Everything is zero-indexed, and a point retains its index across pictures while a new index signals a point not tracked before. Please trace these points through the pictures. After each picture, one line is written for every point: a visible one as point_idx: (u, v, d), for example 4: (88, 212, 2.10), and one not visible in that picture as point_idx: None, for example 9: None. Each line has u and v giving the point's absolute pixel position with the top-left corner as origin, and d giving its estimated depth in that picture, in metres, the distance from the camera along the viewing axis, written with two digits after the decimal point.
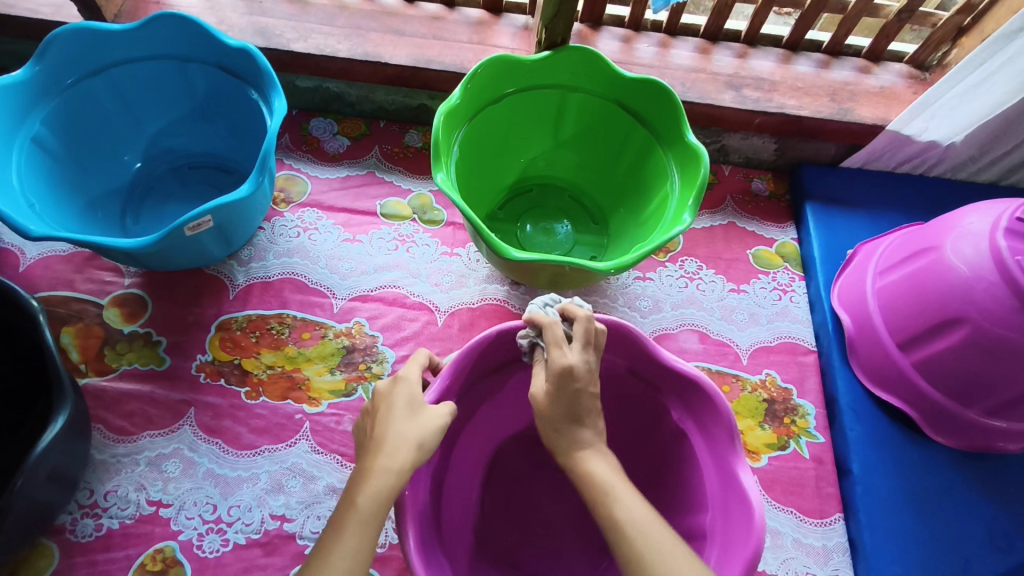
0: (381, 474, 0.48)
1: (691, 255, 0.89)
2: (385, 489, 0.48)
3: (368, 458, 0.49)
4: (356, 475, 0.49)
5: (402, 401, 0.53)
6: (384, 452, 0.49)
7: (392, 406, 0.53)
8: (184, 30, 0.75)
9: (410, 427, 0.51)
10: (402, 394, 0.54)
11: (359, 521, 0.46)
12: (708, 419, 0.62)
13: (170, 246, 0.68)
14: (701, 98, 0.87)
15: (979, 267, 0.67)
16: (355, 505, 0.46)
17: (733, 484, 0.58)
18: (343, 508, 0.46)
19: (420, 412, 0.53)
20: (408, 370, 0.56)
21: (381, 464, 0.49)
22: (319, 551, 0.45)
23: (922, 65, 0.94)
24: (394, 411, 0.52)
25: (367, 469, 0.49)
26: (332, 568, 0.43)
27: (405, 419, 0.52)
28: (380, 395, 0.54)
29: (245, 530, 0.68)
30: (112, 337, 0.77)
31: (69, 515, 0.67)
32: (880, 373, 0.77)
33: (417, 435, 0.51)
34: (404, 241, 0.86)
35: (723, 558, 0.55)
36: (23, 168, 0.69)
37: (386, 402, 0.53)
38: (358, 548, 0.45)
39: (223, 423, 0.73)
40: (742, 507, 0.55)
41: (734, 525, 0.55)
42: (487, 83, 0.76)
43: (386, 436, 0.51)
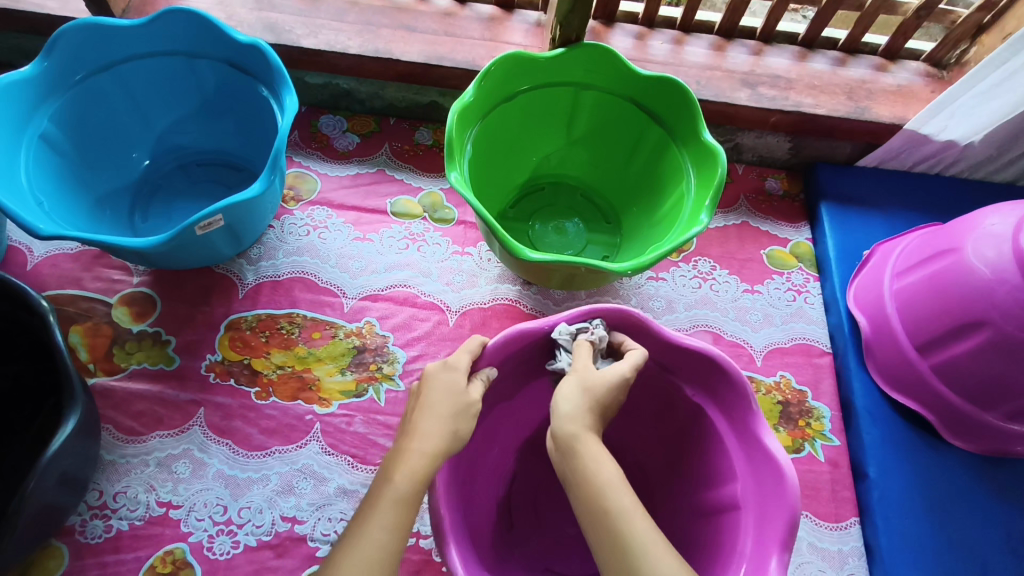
0: (417, 454, 0.51)
1: (704, 255, 0.88)
2: (420, 470, 0.50)
3: (405, 438, 0.53)
4: (395, 452, 0.52)
5: (444, 386, 0.56)
6: (421, 431, 0.53)
7: (433, 392, 0.55)
8: (194, 25, 0.74)
9: (442, 413, 0.54)
10: (446, 380, 0.57)
11: (394, 498, 0.49)
12: (728, 395, 0.62)
13: (181, 245, 0.67)
14: (716, 96, 0.86)
15: (1000, 269, 0.66)
16: (392, 480, 0.49)
17: (757, 449, 0.59)
18: (381, 483, 0.50)
19: (461, 401, 0.56)
20: (456, 358, 0.58)
21: (418, 445, 0.52)
22: (358, 522, 0.48)
23: (940, 63, 0.93)
24: (433, 395, 0.55)
25: (404, 448, 0.52)
26: (369, 535, 0.46)
27: (444, 405, 0.55)
28: (425, 377, 0.57)
29: (256, 532, 0.67)
30: (120, 336, 0.76)
31: (78, 516, 0.66)
32: (897, 376, 0.76)
33: (452, 424, 0.54)
34: (414, 239, 0.86)
35: (760, 530, 0.56)
36: (31, 166, 0.69)
37: (430, 384, 0.56)
38: (394, 524, 0.47)
39: (233, 423, 0.72)
40: (776, 473, 0.56)
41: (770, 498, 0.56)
42: (501, 81, 0.75)
43: (424, 417, 0.54)
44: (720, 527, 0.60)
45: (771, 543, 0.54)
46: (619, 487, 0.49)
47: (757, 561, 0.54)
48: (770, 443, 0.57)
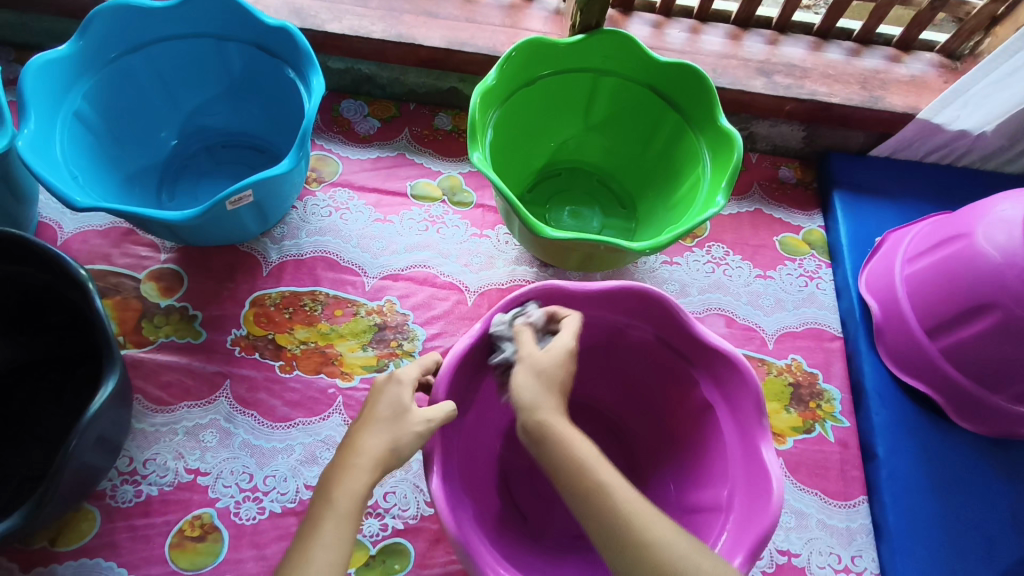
0: (356, 473, 0.50)
1: (718, 241, 0.89)
2: (360, 489, 0.50)
3: (345, 456, 0.52)
4: (334, 469, 0.51)
5: (390, 401, 0.54)
6: (360, 450, 0.51)
7: (378, 405, 0.54)
8: (224, 8, 0.76)
9: (383, 427, 0.52)
10: (391, 395, 0.54)
11: (335, 515, 0.48)
12: (736, 393, 0.62)
13: (211, 220, 0.69)
14: (732, 84, 0.88)
15: (1010, 254, 0.67)
16: (330, 501, 0.49)
17: (700, 345, 0.64)
18: (321, 505, 0.49)
19: (402, 415, 0.53)
20: (404, 371, 0.56)
21: (357, 463, 0.51)
22: (300, 544, 0.48)
23: (953, 55, 0.94)
24: (378, 410, 0.54)
25: (342, 466, 0.51)
26: (313, 564, 0.46)
27: (386, 421, 0.53)
28: (375, 388, 0.55)
29: (281, 499, 0.69)
30: (149, 310, 0.78)
31: (110, 481, 0.68)
32: (907, 359, 0.77)
33: (391, 440, 0.52)
34: (434, 222, 0.87)
35: (740, 415, 0.62)
36: (66, 141, 0.71)
37: (376, 396, 0.54)
38: (336, 542, 0.47)
39: (258, 395, 0.74)
40: (727, 362, 0.62)
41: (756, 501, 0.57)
42: (523, 65, 0.76)
43: (366, 434, 0.52)
44: (706, 428, 0.66)
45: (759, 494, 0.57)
46: (598, 464, 0.50)
47: (750, 443, 0.60)
48: (710, 338, 0.62)
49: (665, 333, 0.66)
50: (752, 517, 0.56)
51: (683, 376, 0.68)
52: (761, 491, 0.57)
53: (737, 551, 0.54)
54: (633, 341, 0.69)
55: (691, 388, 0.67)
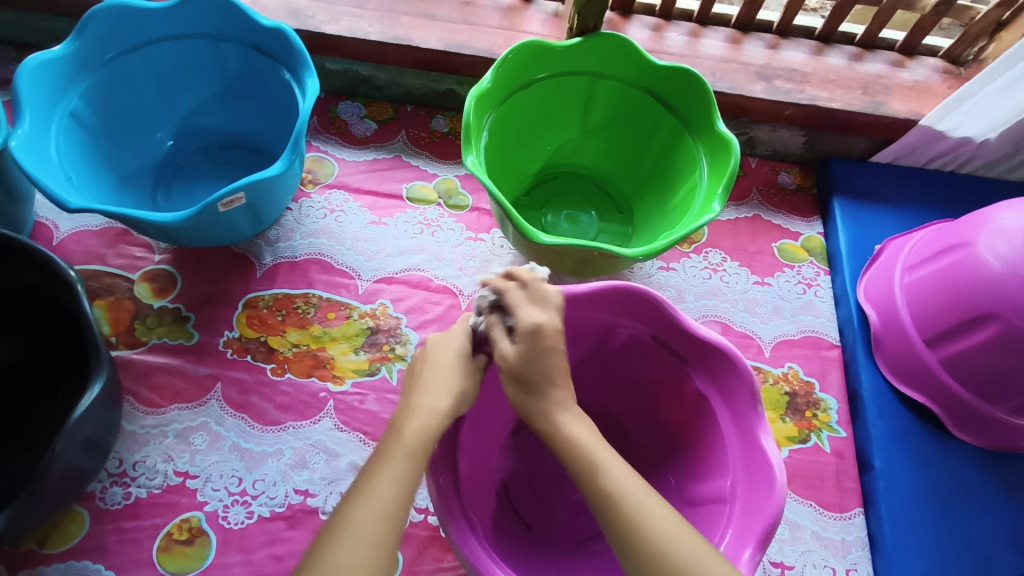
0: (426, 411, 0.52)
1: (716, 247, 0.88)
2: (429, 427, 0.51)
3: (414, 398, 0.53)
4: (403, 411, 0.53)
5: (454, 349, 0.57)
6: (431, 391, 0.53)
7: (439, 351, 0.56)
8: (219, 9, 0.76)
9: (450, 372, 0.55)
10: (447, 344, 0.57)
11: (404, 454, 0.49)
12: (731, 388, 0.62)
13: (204, 222, 0.68)
14: (731, 88, 0.87)
15: (1013, 264, 0.66)
16: (401, 438, 0.50)
17: (690, 338, 0.63)
18: (389, 442, 0.50)
19: (466, 362, 0.56)
20: (458, 325, 0.59)
21: (426, 404, 0.52)
22: (365, 475, 0.48)
23: (957, 60, 0.92)
24: (443, 356, 0.56)
25: (411, 405, 0.53)
26: (376, 488, 0.47)
27: (450, 367, 0.55)
28: (430, 340, 0.58)
29: (270, 503, 0.69)
30: (142, 311, 0.78)
31: (99, 482, 0.68)
32: (906, 369, 0.76)
33: (458, 383, 0.54)
34: (429, 225, 0.87)
35: (735, 405, 0.61)
36: (61, 142, 0.71)
37: (437, 344, 0.57)
38: (401, 477, 0.48)
39: (249, 398, 0.74)
40: (719, 354, 0.61)
41: (759, 494, 0.56)
42: (519, 68, 0.76)
43: (433, 378, 0.54)
44: (704, 424, 0.65)
45: (764, 486, 0.56)
46: (600, 455, 0.51)
47: (748, 432, 0.60)
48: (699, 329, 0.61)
49: (659, 332, 0.65)
50: (755, 510, 0.56)
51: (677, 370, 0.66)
52: (762, 482, 0.56)
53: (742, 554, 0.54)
54: (624, 339, 0.68)
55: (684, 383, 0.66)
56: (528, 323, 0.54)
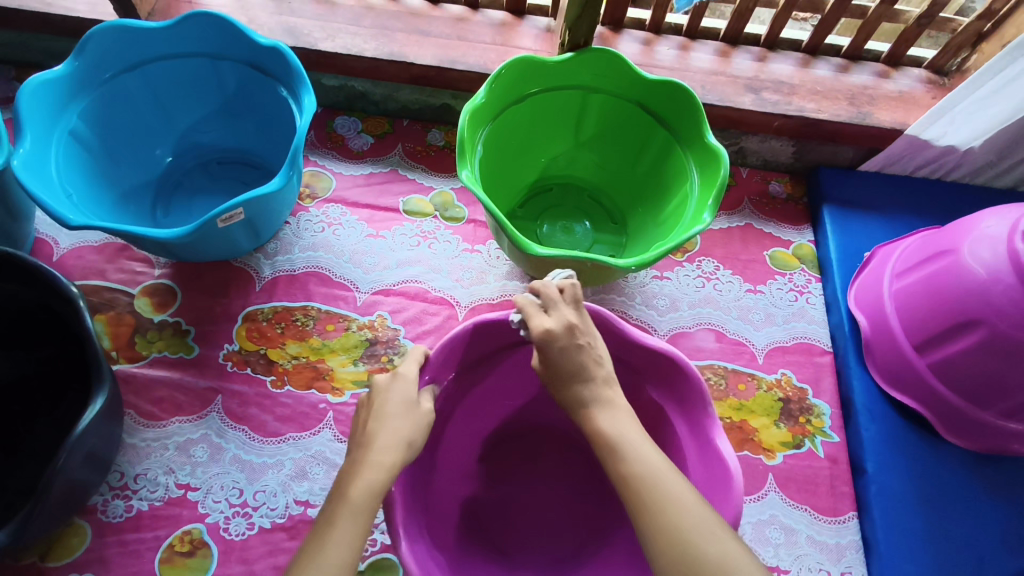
0: (374, 467, 0.51)
1: (708, 256, 0.90)
2: (378, 483, 0.50)
3: (362, 452, 0.52)
4: (350, 465, 0.52)
5: (399, 399, 0.56)
6: (378, 446, 0.52)
7: (388, 400, 0.55)
8: (217, 28, 0.78)
9: (399, 423, 0.54)
10: (395, 392, 0.56)
11: (352, 513, 0.48)
12: (686, 396, 0.63)
13: (203, 237, 0.69)
14: (720, 100, 0.88)
15: (997, 270, 0.67)
16: (349, 497, 0.49)
17: (645, 352, 0.64)
18: (336, 502, 0.49)
19: (412, 411, 0.56)
20: (406, 367, 0.58)
21: (375, 458, 0.51)
22: (316, 537, 0.47)
23: (941, 70, 0.95)
24: (389, 408, 0.55)
25: (360, 462, 0.51)
26: (331, 552, 0.46)
27: (398, 416, 0.55)
28: (375, 388, 0.57)
29: (270, 514, 0.69)
30: (142, 325, 0.79)
31: (101, 496, 0.69)
32: (896, 374, 0.77)
33: (408, 434, 0.54)
34: (425, 237, 0.88)
35: (691, 411, 0.63)
36: (61, 161, 0.72)
37: (384, 397, 0.56)
38: (354, 536, 0.47)
39: (249, 410, 0.75)
40: (672, 363, 0.63)
41: (716, 498, 0.57)
42: (511, 83, 0.77)
43: (380, 432, 0.53)
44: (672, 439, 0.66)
45: (719, 489, 0.57)
46: (630, 445, 0.51)
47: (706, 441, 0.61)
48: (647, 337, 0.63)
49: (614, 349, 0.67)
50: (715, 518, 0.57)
51: (639, 384, 0.69)
52: (720, 483, 0.57)
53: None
54: None
55: (646, 396, 0.68)
56: (539, 330, 0.55)
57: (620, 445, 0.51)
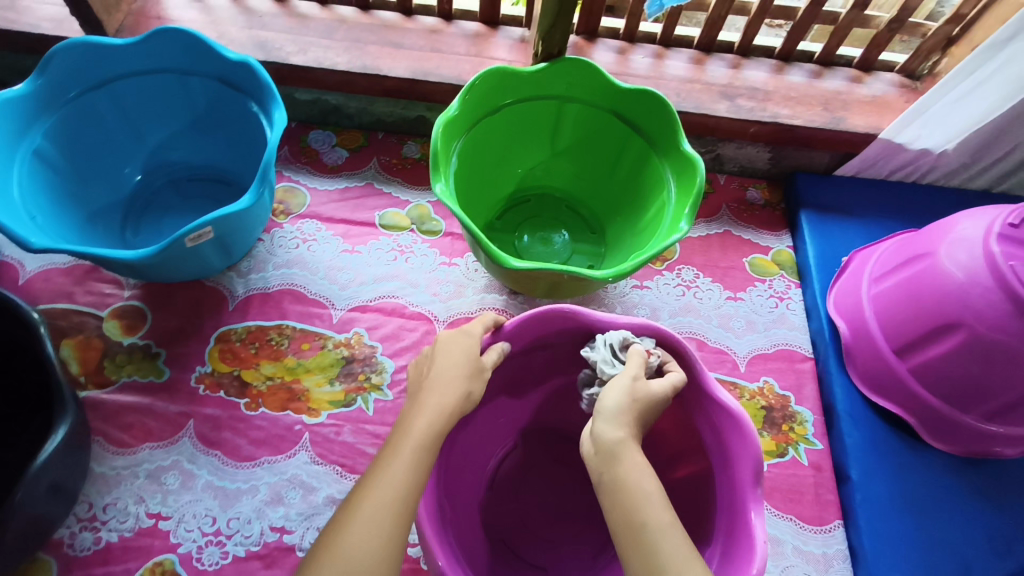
0: (436, 409, 0.53)
1: (688, 264, 0.89)
2: (441, 426, 0.53)
3: (426, 395, 0.54)
4: (413, 407, 0.54)
5: (463, 350, 0.58)
6: (442, 391, 0.55)
7: (450, 352, 0.58)
8: (184, 44, 0.76)
9: (457, 374, 0.56)
10: (461, 344, 0.59)
11: (415, 446, 0.51)
12: (663, 354, 0.64)
13: (171, 258, 0.68)
14: (696, 108, 0.88)
15: (974, 273, 0.67)
16: (411, 432, 0.52)
17: (629, 334, 0.65)
18: (402, 433, 0.52)
19: (472, 365, 0.58)
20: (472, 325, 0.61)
21: (440, 404, 0.54)
22: (377, 463, 0.50)
23: (913, 74, 0.95)
24: (451, 360, 0.57)
25: (421, 403, 0.54)
26: (391, 476, 0.48)
27: (459, 368, 0.57)
28: (439, 341, 0.59)
29: (245, 542, 0.67)
30: (111, 349, 0.77)
31: (68, 528, 0.66)
32: (877, 379, 0.77)
33: (469, 386, 0.56)
34: (402, 251, 0.87)
35: (674, 368, 0.65)
36: (25, 181, 0.70)
37: (445, 348, 0.58)
38: (413, 465, 0.49)
39: (222, 434, 0.73)
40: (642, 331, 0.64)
41: (733, 444, 0.59)
42: (486, 95, 0.76)
43: (444, 379, 0.56)
44: (681, 417, 0.67)
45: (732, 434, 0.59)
46: (653, 501, 0.49)
47: (710, 413, 0.62)
48: (628, 321, 0.64)
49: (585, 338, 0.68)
50: (737, 464, 0.59)
51: None
52: (732, 430, 0.59)
53: (750, 540, 0.54)
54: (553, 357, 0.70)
55: None
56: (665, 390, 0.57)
57: (642, 496, 0.49)
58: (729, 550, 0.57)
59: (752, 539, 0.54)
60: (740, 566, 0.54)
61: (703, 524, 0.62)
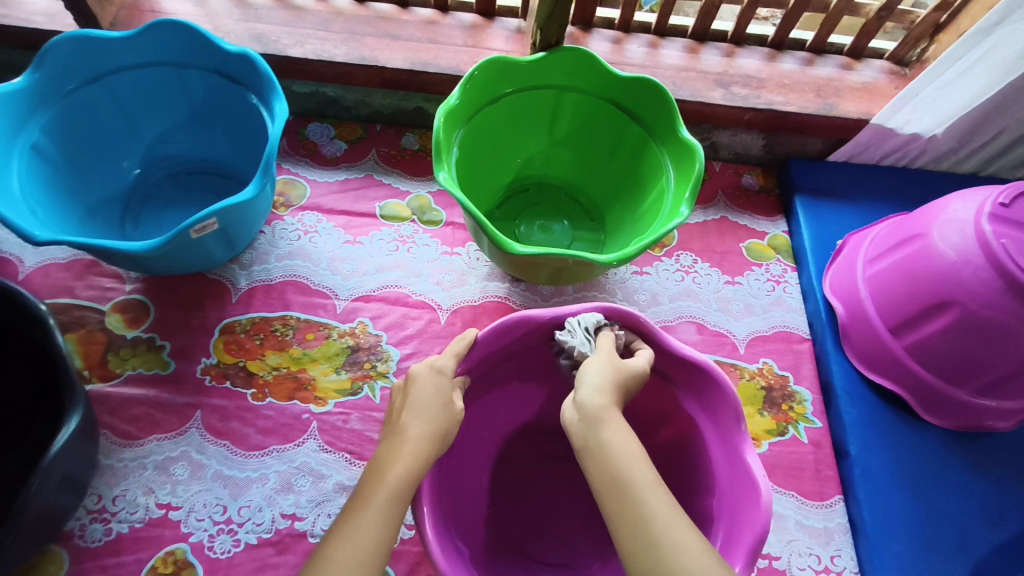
0: (406, 456, 0.51)
1: (686, 250, 0.91)
2: (414, 471, 0.50)
3: (396, 440, 0.52)
4: (383, 453, 0.52)
5: (433, 391, 0.56)
6: (410, 438, 0.52)
7: (421, 392, 0.55)
8: (183, 36, 0.76)
9: (432, 417, 0.54)
10: (432, 383, 0.56)
11: (389, 496, 0.48)
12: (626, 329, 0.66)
13: (176, 249, 0.68)
14: (692, 96, 0.90)
15: (966, 252, 0.69)
16: (384, 481, 0.49)
17: (595, 318, 0.66)
18: (374, 482, 0.49)
19: (446, 406, 0.56)
20: (444, 361, 0.58)
21: (410, 450, 0.51)
22: (346, 516, 0.47)
23: (902, 61, 0.97)
24: (420, 398, 0.55)
25: (392, 449, 0.52)
26: (362, 529, 0.46)
27: (428, 412, 0.54)
28: (413, 376, 0.57)
29: (257, 530, 0.68)
30: (115, 342, 0.77)
31: (77, 520, 0.66)
32: (874, 358, 0.79)
33: (441, 429, 0.54)
34: (404, 241, 0.88)
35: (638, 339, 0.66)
36: (25, 175, 0.69)
37: (417, 386, 0.56)
38: (386, 520, 0.47)
39: (230, 425, 0.73)
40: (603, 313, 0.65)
41: (715, 397, 0.62)
42: (484, 85, 0.77)
43: (412, 422, 0.53)
44: (660, 391, 0.69)
45: (709, 389, 0.62)
46: (641, 465, 0.48)
47: (685, 373, 0.64)
48: (591, 308, 0.65)
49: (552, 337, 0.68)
50: (721, 410, 0.62)
51: None
52: (707, 382, 0.62)
53: (747, 478, 0.57)
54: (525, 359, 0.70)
55: None
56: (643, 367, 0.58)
57: (628, 456, 0.49)
58: (729, 498, 0.59)
59: (751, 476, 0.56)
60: (746, 504, 0.56)
61: (702, 486, 0.64)
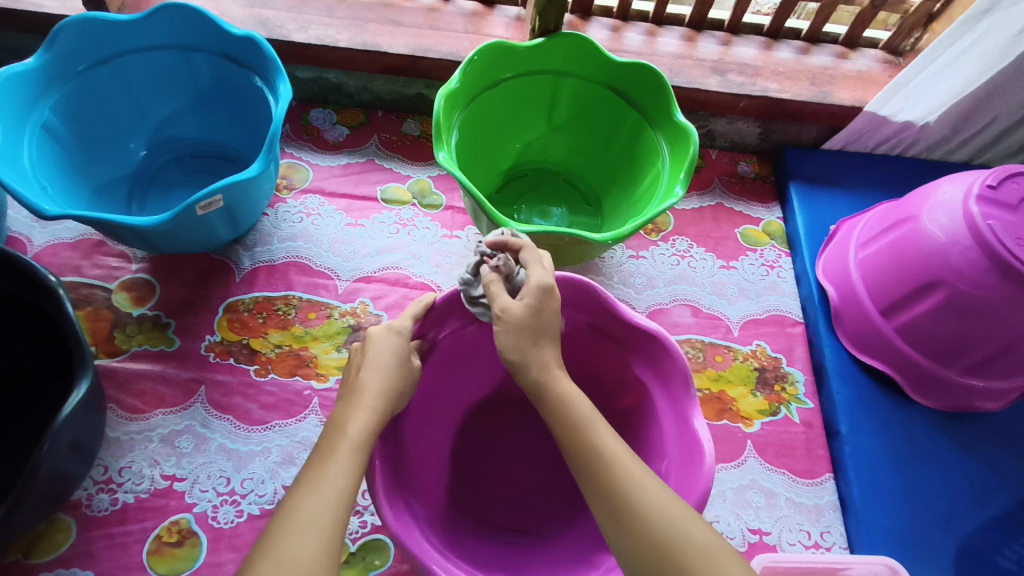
0: (367, 411, 0.52)
1: (682, 235, 0.92)
2: (373, 425, 0.52)
3: (355, 397, 0.53)
4: (342, 410, 0.53)
5: (393, 350, 0.57)
6: (370, 393, 0.53)
7: (380, 350, 0.56)
8: (189, 20, 0.78)
9: (390, 375, 0.55)
10: (390, 343, 0.57)
11: (350, 447, 0.49)
12: (585, 300, 0.66)
13: (182, 225, 0.69)
14: (688, 83, 0.91)
15: (954, 233, 0.71)
16: (345, 432, 0.50)
17: (558, 290, 0.66)
18: (335, 435, 0.50)
19: (403, 365, 0.57)
20: (402, 322, 0.60)
21: (369, 404, 0.52)
22: (313, 468, 0.48)
23: (896, 51, 0.99)
24: (378, 357, 0.56)
25: (350, 405, 0.53)
26: (328, 480, 0.47)
27: (386, 370, 0.55)
28: (370, 337, 0.58)
29: (259, 501, 0.69)
30: (121, 320, 0.78)
31: (85, 490, 0.68)
32: (865, 340, 0.80)
33: (397, 386, 0.55)
34: (404, 224, 0.89)
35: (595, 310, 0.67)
36: (35, 153, 0.71)
37: (375, 346, 0.57)
38: (350, 470, 0.48)
39: (234, 400, 0.74)
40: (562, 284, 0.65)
41: (669, 367, 0.63)
42: (484, 70, 0.79)
43: (372, 378, 0.54)
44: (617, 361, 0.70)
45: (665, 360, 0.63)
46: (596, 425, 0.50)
47: (643, 344, 0.65)
48: (564, 278, 0.64)
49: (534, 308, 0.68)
50: (675, 379, 0.63)
51: None
52: (663, 353, 0.63)
53: (696, 447, 0.58)
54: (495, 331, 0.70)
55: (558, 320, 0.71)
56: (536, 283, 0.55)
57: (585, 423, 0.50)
58: (678, 464, 0.60)
59: (699, 444, 0.58)
60: (693, 472, 0.57)
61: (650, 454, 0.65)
